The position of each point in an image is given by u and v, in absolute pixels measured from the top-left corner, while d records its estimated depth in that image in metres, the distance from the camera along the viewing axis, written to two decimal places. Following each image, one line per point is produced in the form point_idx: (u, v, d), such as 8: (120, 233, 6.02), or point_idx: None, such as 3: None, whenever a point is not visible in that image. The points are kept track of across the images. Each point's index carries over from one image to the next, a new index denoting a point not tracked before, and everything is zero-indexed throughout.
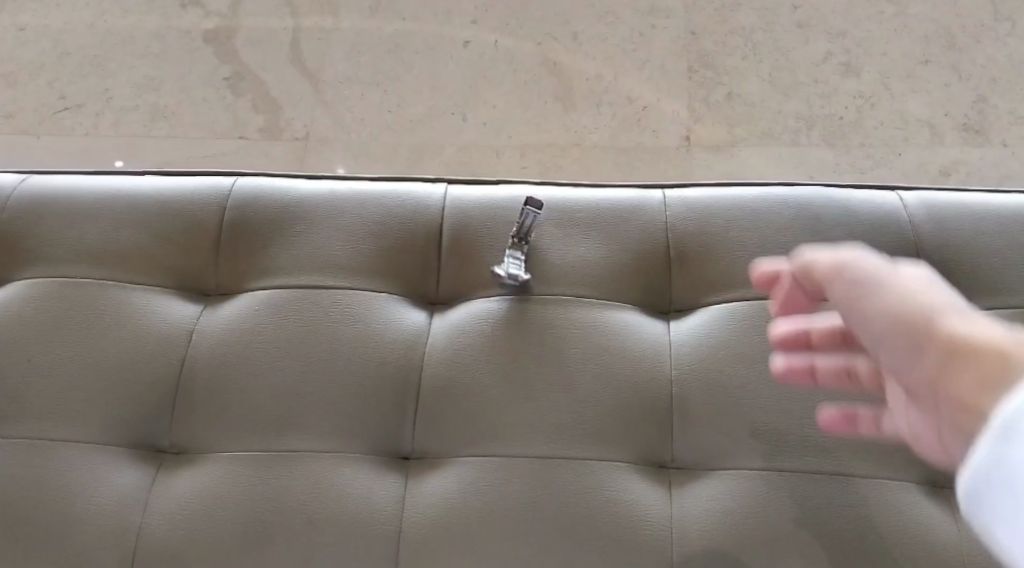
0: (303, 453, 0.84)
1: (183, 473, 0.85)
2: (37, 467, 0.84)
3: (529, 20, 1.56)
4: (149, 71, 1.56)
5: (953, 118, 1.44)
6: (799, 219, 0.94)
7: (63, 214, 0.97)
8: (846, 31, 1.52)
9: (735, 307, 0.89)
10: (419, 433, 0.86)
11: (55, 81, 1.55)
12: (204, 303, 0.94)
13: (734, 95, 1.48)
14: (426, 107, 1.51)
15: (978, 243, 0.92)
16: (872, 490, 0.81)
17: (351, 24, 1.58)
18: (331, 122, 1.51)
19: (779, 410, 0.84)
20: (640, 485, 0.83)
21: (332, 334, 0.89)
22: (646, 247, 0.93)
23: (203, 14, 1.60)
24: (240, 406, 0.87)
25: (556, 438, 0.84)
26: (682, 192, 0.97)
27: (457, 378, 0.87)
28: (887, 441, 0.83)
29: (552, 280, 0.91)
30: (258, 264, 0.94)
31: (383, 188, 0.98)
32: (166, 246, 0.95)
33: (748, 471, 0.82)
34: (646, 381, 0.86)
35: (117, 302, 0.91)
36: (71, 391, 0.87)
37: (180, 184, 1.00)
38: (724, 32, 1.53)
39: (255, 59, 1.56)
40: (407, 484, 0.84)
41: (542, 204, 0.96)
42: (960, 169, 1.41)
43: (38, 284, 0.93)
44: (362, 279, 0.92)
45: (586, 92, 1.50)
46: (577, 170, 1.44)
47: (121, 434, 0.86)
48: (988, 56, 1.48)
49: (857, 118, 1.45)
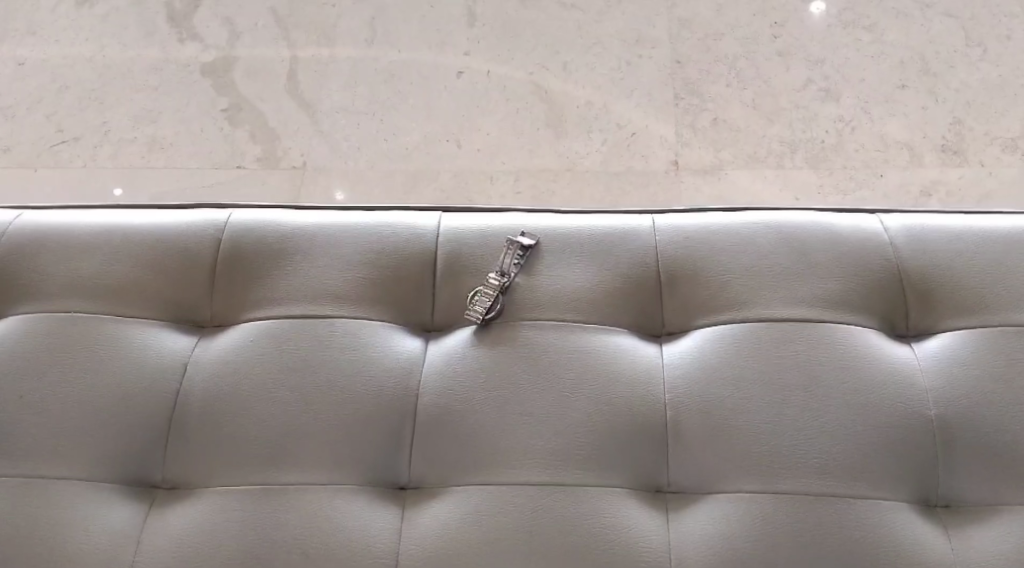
0: (298, 485, 0.84)
1: (178, 508, 0.85)
2: (32, 505, 0.84)
3: (522, 51, 1.58)
4: (147, 104, 1.56)
5: (930, 140, 1.45)
6: (789, 242, 0.94)
7: (59, 249, 0.97)
8: (825, 59, 1.54)
9: (728, 329, 0.89)
10: (413, 462, 0.86)
11: (53, 115, 1.56)
12: (199, 335, 0.94)
13: (720, 120, 1.49)
14: (421, 134, 1.52)
15: (962, 264, 0.92)
16: (866, 513, 0.81)
17: (347, 56, 1.59)
18: (326, 150, 1.51)
19: (775, 430, 0.84)
20: (636, 511, 0.83)
21: (326, 364, 0.89)
22: (637, 272, 0.94)
23: (200, 47, 1.62)
24: (236, 437, 0.87)
25: (551, 464, 0.84)
26: (671, 219, 0.98)
27: (451, 407, 0.87)
28: (879, 461, 0.83)
29: (545, 306, 0.91)
30: (253, 295, 0.95)
31: (375, 218, 0.99)
32: (160, 279, 0.95)
33: (744, 493, 0.82)
34: (641, 406, 0.86)
35: (111, 337, 0.91)
36: (65, 427, 0.87)
37: (175, 218, 1.00)
38: (708, 61, 1.55)
39: (252, 90, 1.57)
40: (403, 515, 0.84)
41: (536, 231, 0.96)
42: (940, 189, 1.41)
43: (31, 319, 0.93)
44: (356, 308, 0.92)
45: (577, 118, 1.51)
46: (569, 195, 1.45)
47: (116, 470, 0.86)
48: (962, 80, 1.50)
49: (838, 141, 1.46)
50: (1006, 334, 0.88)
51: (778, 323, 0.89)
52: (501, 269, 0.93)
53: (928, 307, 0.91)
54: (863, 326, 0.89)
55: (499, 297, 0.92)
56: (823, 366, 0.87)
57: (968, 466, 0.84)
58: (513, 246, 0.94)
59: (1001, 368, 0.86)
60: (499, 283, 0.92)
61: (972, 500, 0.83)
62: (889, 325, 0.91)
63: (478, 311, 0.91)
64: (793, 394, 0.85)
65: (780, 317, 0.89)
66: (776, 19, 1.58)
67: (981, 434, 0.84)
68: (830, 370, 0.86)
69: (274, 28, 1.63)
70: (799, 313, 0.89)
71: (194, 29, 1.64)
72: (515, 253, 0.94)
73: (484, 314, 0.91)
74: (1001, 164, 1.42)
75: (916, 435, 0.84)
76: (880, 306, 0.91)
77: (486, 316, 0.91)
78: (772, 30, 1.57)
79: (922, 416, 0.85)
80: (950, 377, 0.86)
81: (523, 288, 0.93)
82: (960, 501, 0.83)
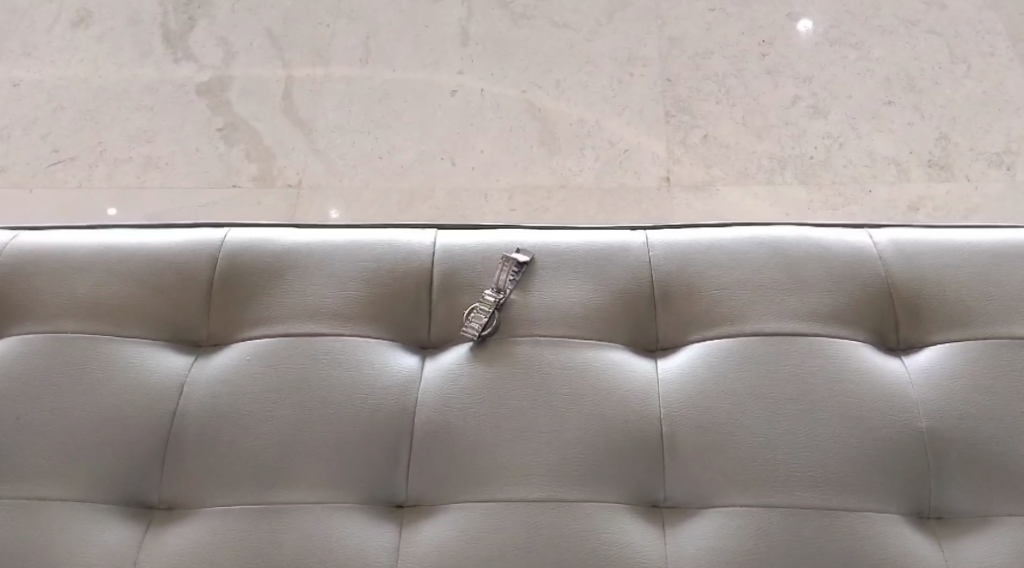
0: (297, 504, 0.85)
1: (176, 527, 0.85)
2: (30, 526, 0.84)
3: (514, 69, 1.60)
4: (143, 123, 1.57)
5: (917, 156, 1.46)
6: (781, 256, 0.95)
7: (56, 269, 0.97)
8: (812, 76, 1.55)
9: (723, 343, 0.90)
10: (410, 479, 0.87)
11: (49, 135, 1.56)
12: (195, 354, 0.95)
13: (710, 136, 1.50)
14: (415, 152, 1.52)
15: (950, 277, 0.93)
16: (861, 526, 0.82)
17: (340, 76, 1.61)
18: (321, 168, 1.52)
19: (769, 444, 0.85)
20: (632, 527, 0.83)
21: (323, 382, 0.89)
22: (630, 287, 0.94)
23: (196, 68, 1.63)
24: (234, 456, 0.87)
25: (547, 480, 0.84)
26: (664, 235, 0.98)
27: (447, 424, 0.88)
28: (873, 474, 0.84)
29: (540, 322, 0.92)
30: (249, 314, 0.95)
31: (372, 236, 0.99)
32: (156, 298, 0.96)
33: (739, 507, 0.83)
34: (636, 421, 0.87)
35: (108, 356, 0.92)
36: (62, 447, 0.87)
37: (171, 237, 1.01)
38: (698, 79, 1.57)
39: (247, 110, 1.58)
40: (402, 532, 0.84)
41: (530, 248, 0.97)
42: (928, 204, 1.42)
43: (29, 340, 0.93)
44: (352, 327, 0.93)
45: (570, 136, 1.52)
46: (562, 211, 1.45)
47: (114, 490, 0.87)
48: (947, 96, 1.51)
49: (827, 157, 1.47)
50: (994, 347, 0.89)
51: (771, 338, 0.90)
52: (499, 284, 0.94)
53: (918, 321, 0.92)
54: (855, 340, 0.90)
55: (494, 314, 0.93)
56: (817, 379, 0.87)
57: (960, 478, 0.84)
58: (508, 262, 0.95)
59: (991, 381, 0.87)
60: (495, 299, 0.93)
61: (965, 511, 0.84)
62: (881, 338, 0.92)
63: (473, 328, 0.92)
64: (786, 408, 0.86)
65: (774, 331, 0.90)
66: (764, 37, 1.60)
67: (972, 446, 0.85)
68: (823, 383, 0.87)
69: (270, 49, 1.64)
70: (792, 327, 0.90)
71: (189, 49, 1.65)
72: (510, 269, 0.94)
73: (480, 330, 0.92)
74: (987, 179, 1.43)
75: (909, 447, 0.85)
76: (871, 320, 0.92)
77: (482, 332, 0.92)
78: (761, 47, 1.59)
79: (914, 428, 0.86)
80: (941, 389, 0.87)
81: (518, 304, 0.93)
82: (954, 512, 0.84)
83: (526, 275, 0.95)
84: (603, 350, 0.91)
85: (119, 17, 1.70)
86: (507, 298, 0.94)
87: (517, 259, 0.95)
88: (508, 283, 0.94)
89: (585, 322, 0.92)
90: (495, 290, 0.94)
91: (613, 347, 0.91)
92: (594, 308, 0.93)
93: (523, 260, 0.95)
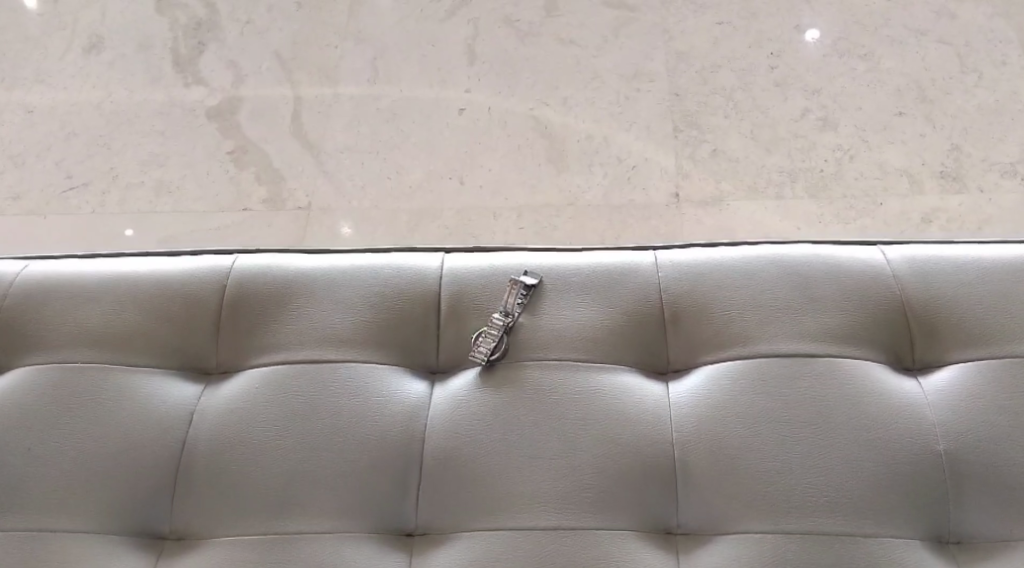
0: (306, 534, 0.84)
1: (186, 559, 0.85)
2: (41, 560, 0.84)
3: (521, 87, 1.60)
4: (154, 148, 1.57)
5: (930, 167, 1.45)
6: (793, 274, 0.94)
7: (67, 298, 0.97)
8: (821, 89, 1.55)
9: (735, 366, 0.89)
10: (420, 508, 0.86)
11: (62, 161, 1.57)
12: (204, 382, 0.94)
13: (719, 151, 1.50)
14: (423, 172, 1.52)
15: (964, 294, 0.92)
16: (878, 552, 0.81)
17: (349, 96, 1.61)
18: (331, 190, 1.51)
19: (783, 468, 0.84)
20: (646, 554, 0.82)
21: (332, 410, 0.89)
22: (641, 309, 0.94)
23: (206, 92, 1.63)
24: (242, 486, 0.87)
25: (559, 507, 0.83)
26: (673, 255, 0.98)
27: (458, 451, 0.87)
28: (890, 499, 0.82)
29: (550, 346, 0.91)
30: (258, 341, 0.95)
31: (380, 260, 0.99)
32: (167, 327, 0.96)
33: (754, 533, 0.82)
34: (648, 445, 0.86)
35: (118, 386, 0.92)
36: (71, 478, 0.87)
37: (180, 264, 1.01)
38: (706, 93, 1.56)
39: (257, 132, 1.58)
40: (412, 563, 0.84)
41: (539, 270, 0.96)
42: (942, 216, 1.41)
43: (40, 370, 0.93)
44: (360, 353, 0.92)
45: (579, 152, 1.52)
46: (572, 230, 1.45)
47: (124, 521, 0.86)
48: (959, 106, 1.50)
49: (838, 170, 1.46)
50: (1010, 366, 0.88)
51: (783, 359, 0.89)
52: (506, 307, 0.94)
53: (932, 340, 0.91)
54: (869, 361, 0.89)
55: (503, 337, 0.92)
56: (831, 401, 0.86)
57: (980, 501, 0.83)
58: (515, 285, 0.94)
59: (1009, 401, 0.86)
60: (503, 322, 0.92)
61: (984, 535, 0.82)
62: (894, 358, 0.91)
63: (483, 352, 0.91)
64: (800, 431, 0.85)
65: (787, 353, 0.89)
66: (771, 50, 1.60)
67: (992, 468, 0.84)
68: (837, 405, 0.86)
69: (278, 71, 1.65)
70: (805, 348, 0.89)
71: (199, 73, 1.66)
72: (518, 292, 0.94)
73: (489, 354, 0.91)
74: (1001, 190, 1.42)
75: (927, 471, 0.84)
76: (885, 339, 0.91)
77: (491, 356, 0.91)
78: (769, 61, 1.59)
79: (932, 451, 0.84)
80: (958, 411, 0.86)
81: (527, 327, 0.93)
82: (973, 536, 0.83)
83: (534, 297, 0.94)
84: (615, 373, 0.90)
85: (130, 42, 1.71)
86: (514, 321, 0.93)
87: (525, 282, 0.94)
88: (516, 306, 0.94)
89: (594, 344, 0.91)
90: (502, 313, 0.93)
91: (624, 369, 0.91)
92: (602, 331, 0.92)
93: (531, 283, 0.95)
